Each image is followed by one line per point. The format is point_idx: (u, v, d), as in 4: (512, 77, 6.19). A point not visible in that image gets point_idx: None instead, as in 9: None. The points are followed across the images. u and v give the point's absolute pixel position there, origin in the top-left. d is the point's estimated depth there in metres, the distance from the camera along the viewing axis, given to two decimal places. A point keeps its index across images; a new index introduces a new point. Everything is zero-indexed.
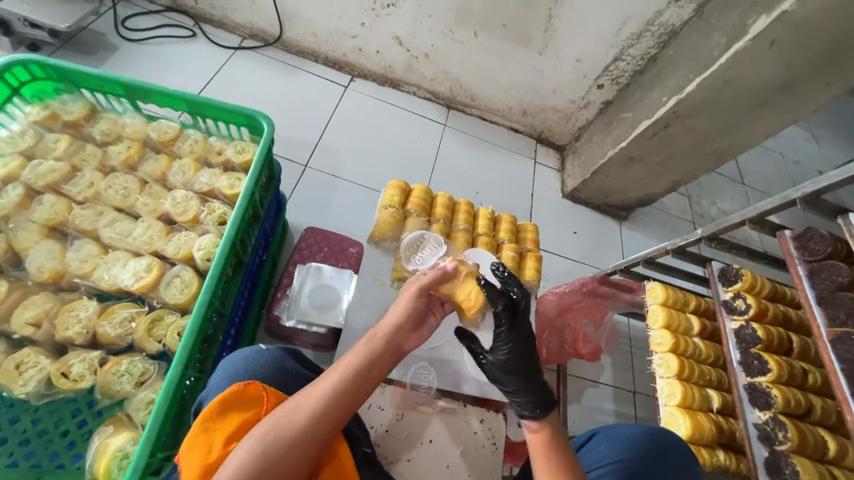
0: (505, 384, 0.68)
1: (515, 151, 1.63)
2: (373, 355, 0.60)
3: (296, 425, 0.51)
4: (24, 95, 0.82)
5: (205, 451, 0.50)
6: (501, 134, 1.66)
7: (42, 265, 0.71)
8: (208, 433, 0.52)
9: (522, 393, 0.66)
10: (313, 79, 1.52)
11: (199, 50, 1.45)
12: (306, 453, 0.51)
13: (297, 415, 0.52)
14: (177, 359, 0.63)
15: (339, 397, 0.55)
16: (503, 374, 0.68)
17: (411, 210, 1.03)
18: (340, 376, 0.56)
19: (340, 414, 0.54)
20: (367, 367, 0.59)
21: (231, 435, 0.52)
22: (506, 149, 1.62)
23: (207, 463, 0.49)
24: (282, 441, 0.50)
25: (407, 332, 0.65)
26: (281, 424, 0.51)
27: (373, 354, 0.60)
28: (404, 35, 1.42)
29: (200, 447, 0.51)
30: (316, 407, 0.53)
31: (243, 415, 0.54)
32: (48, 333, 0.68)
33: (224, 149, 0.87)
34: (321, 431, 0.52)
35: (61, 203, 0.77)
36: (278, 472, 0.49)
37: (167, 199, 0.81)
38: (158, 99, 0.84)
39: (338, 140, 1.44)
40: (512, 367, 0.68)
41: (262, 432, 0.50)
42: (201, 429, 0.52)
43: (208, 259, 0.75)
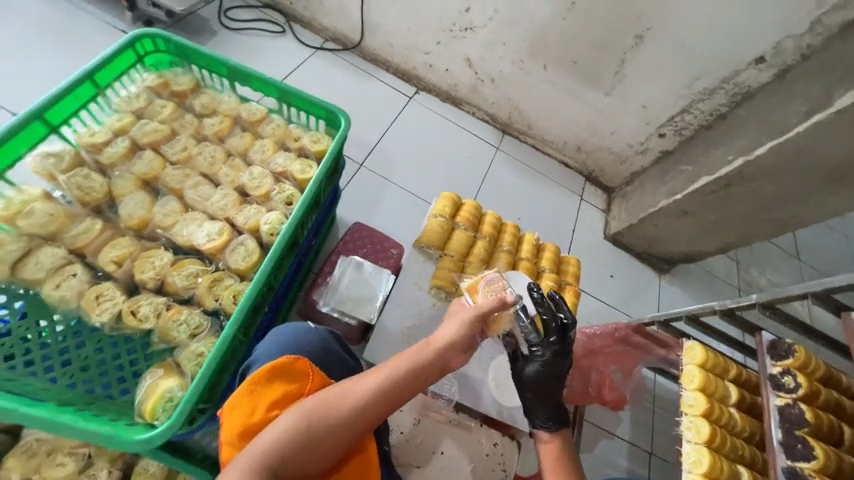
0: (529, 398, 0.68)
1: (562, 186, 1.63)
2: (420, 364, 0.58)
3: (339, 412, 0.52)
4: (145, 63, 0.93)
5: (248, 412, 0.53)
6: (551, 166, 1.66)
7: (132, 212, 0.78)
8: (254, 396, 0.54)
9: (545, 410, 0.66)
10: (382, 87, 1.60)
11: (286, 45, 1.57)
12: (345, 438, 0.53)
13: (342, 403, 0.53)
14: (233, 320, 0.68)
15: (382, 396, 0.55)
16: (530, 388, 0.68)
17: (459, 223, 1.05)
18: (390, 374, 0.56)
19: (378, 413, 0.55)
20: (412, 374, 0.57)
21: (275, 401, 0.54)
22: (554, 182, 1.63)
23: (247, 424, 0.53)
24: (325, 423, 0.52)
25: (458, 351, 0.62)
26: (324, 408, 0.52)
27: (422, 362, 0.59)
28: (475, 57, 1.49)
29: (244, 406, 0.54)
30: (364, 398, 0.54)
31: (288, 386, 0.56)
32: (124, 273, 0.74)
33: (301, 136, 0.94)
34: (360, 424, 0.53)
35: (158, 161, 0.84)
36: (315, 450, 0.51)
37: (246, 174, 0.87)
38: (254, 83, 0.93)
39: (395, 146, 1.50)
40: (541, 384, 0.68)
41: (311, 407, 0.52)
42: (248, 390, 0.54)
43: (272, 235, 0.80)
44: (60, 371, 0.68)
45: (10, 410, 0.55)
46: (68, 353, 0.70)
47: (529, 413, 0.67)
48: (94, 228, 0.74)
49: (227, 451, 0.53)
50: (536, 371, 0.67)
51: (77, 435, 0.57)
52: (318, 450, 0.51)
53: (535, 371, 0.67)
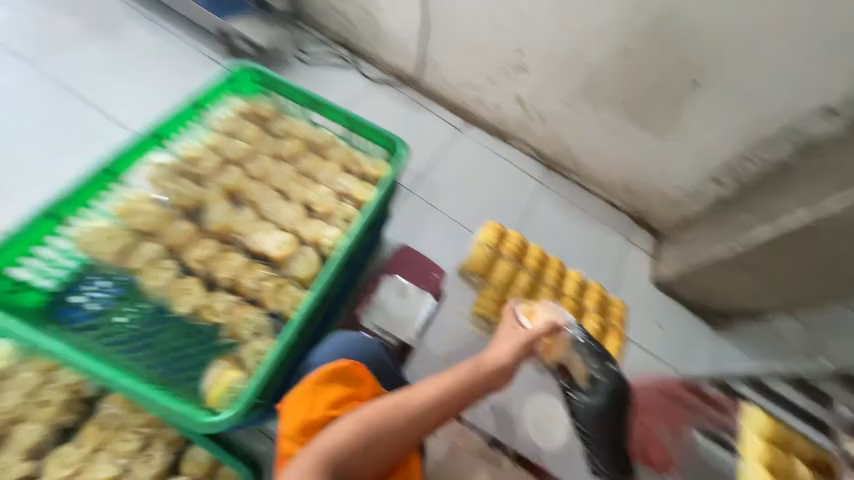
0: (591, 433, 0.77)
1: (608, 226, 1.61)
2: (471, 383, 0.62)
3: (398, 420, 0.56)
4: (238, 89, 1.05)
5: (310, 410, 0.58)
6: (597, 205, 1.65)
7: (217, 219, 0.87)
8: (316, 394, 0.59)
9: (608, 451, 0.75)
10: (434, 119, 1.70)
11: (350, 78, 1.68)
12: (397, 446, 0.56)
13: (401, 412, 0.57)
14: (293, 323, 0.75)
15: (435, 409, 0.59)
16: (590, 423, 0.76)
17: (504, 253, 1.07)
18: (439, 390, 0.59)
19: (431, 424, 0.58)
20: (464, 392, 0.62)
21: (334, 401, 0.59)
22: (599, 222, 1.61)
23: (309, 420, 0.57)
24: (385, 429, 0.55)
25: (504, 374, 0.67)
26: (385, 414, 0.56)
27: (472, 380, 0.63)
28: (527, 96, 1.55)
29: (305, 404, 0.58)
30: (415, 410, 0.57)
31: (346, 388, 0.61)
32: (204, 272, 0.83)
33: (363, 161, 1.03)
34: (415, 433, 0.57)
35: (241, 175, 0.94)
36: (373, 453, 0.54)
37: (313, 192, 0.96)
38: (328, 113, 1.04)
39: (442, 176, 1.57)
40: (600, 420, 0.75)
41: (369, 413, 0.55)
42: (311, 388, 0.59)
43: (331, 247, 0.89)
44: (141, 353, 0.76)
45: (113, 378, 0.66)
46: (149, 338, 0.78)
47: (594, 453, 0.78)
48: (185, 230, 0.84)
49: (286, 445, 0.56)
50: (598, 404, 0.74)
51: (158, 407, 0.66)
52: (374, 455, 0.55)
53: (591, 405, 0.75)
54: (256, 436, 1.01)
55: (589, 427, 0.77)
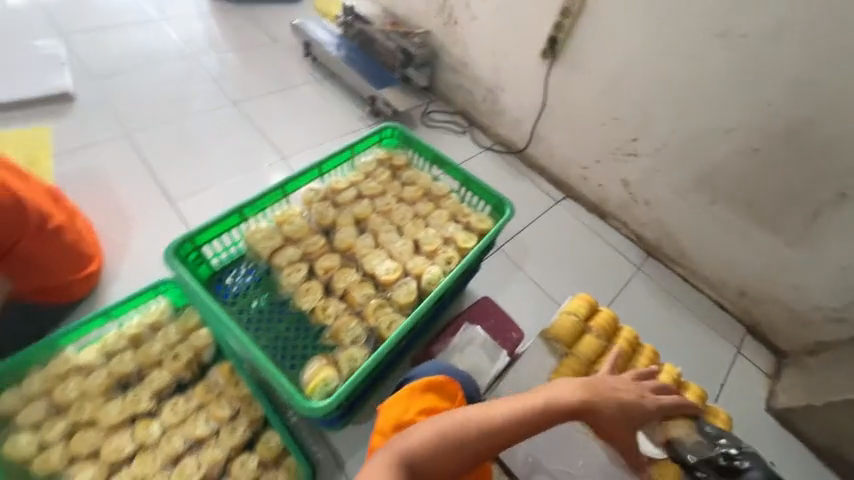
0: None
1: (714, 330, 1.46)
2: (531, 410, 0.69)
3: (465, 429, 0.65)
4: (382, 142, 1.29)
5: (403, 409, 0.74)
6: (702, 304, 1.52)
7: (344, 239, 1.04)
8: (410, 398, 0.75)
9: None
10: (534, 188, 1.79)
11: (463, 143, 1.90)
12: (463, 457, 0.64)
13: (467, 423, 0.66)
14: (390, 341, 0.84)
15: (498, 427, 0.66)
16: None
17: (592, 328, 1.04)
18: (500, 412, 0.68)
19: (494, 439, 0.66)
20: (524, 416, 0.69)
21: (425, 407, 0.74)
22: (703, 323, 1.47)
23: (399, 419, 0.72)
24: (455, 435, 0.64)
25: (563, 411, 0.72)
26: (455, 423, 0.65)
27: (532, 409, 0.69)
28: (633, 180, 1.56)
29: (401, 404, 0.74)
30: (480, 427, 0.66)
31: (437, 401, 0.76)
32: (325, 278, 0.98)
33: (470, 214, 1.15)
34: (480, 443, 0.65)
35: (370, 207, 1.12)
36: (447, 455, 0.63)
37: (423, 232, 1.10)
38: (450, 169, 1.21)
39: (534, 241, 1.62)
40: None
41: (438, 423, 0.65)
42: (409, 393, 0.76)
43: (431, 282, 0.98)
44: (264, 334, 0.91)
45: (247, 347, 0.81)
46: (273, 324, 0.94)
47: None
48: (319, 243, 1.02)
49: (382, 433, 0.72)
50: None
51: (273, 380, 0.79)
52: (447, 460, 0.63)
53: None
54: (318, 439, 1.09)
55: None
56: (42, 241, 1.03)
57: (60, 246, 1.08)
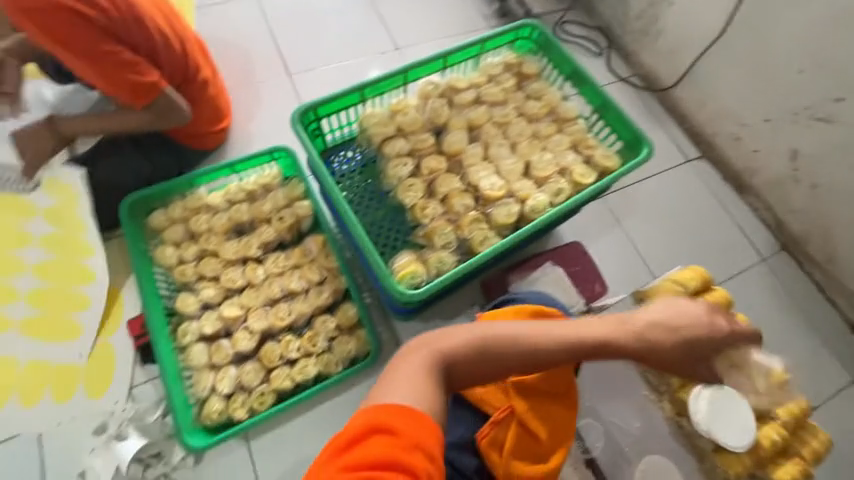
0: None
1: (834, 350, 1.26)
2: (581, 334, 0.65)
3: (514, 338, 0.62)
4: (515, 44, 1.12)
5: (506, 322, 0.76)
6: (830, 319, 1.29)
7: (453, 144, 0.99)
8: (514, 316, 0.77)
9: None
10: (665, 139, 1.50)
11: (595, 67, 1.59)
12: (507, 364, 0.61)
13: (515, 333, 0.62)
14: (482, 256, 0.83)
15: (546, 342, 0.63)
16: None
17: (698, 304, 0.94)
18: (549, 328, 0.64)
19: (540, 350, 0.62)
20: (572, 338, 0.65)
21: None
22: (823, 340, 1.26)
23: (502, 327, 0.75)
24: (503, 341, 0.61)
25: (613, 342, 0.67)
26: (503, 331, 0.62)
27: (582, 333, 0.65)
28: (809, 153, 1.22)
29: (504, 318, 0.77)
30: (528, 340, 0.62)
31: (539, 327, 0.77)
32: (428, 179, 0.97)
33: (595, 147, 1.01)
34: (524, 352, 0.61)
35: (486, 115, 1.03)
36: (491, 359, 0.60)
37: (537, 155, 1.00)
38: (587, 89, 1.04)
39: (646, 200, 1.41)
40: None
41: (482, 333, 0.61)
42: (514, 310, 0.77)
43: (534, 210, 0.92)
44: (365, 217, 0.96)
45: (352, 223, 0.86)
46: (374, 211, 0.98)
47: None
48: (428, 142, 0.98)
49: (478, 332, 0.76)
50: None
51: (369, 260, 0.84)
52: (492, 364, 0.60)
53: None
54: (385, 323, 1.19)
55: None
56: (196, 89, 1.19)
57: (206, 98, 1.22)
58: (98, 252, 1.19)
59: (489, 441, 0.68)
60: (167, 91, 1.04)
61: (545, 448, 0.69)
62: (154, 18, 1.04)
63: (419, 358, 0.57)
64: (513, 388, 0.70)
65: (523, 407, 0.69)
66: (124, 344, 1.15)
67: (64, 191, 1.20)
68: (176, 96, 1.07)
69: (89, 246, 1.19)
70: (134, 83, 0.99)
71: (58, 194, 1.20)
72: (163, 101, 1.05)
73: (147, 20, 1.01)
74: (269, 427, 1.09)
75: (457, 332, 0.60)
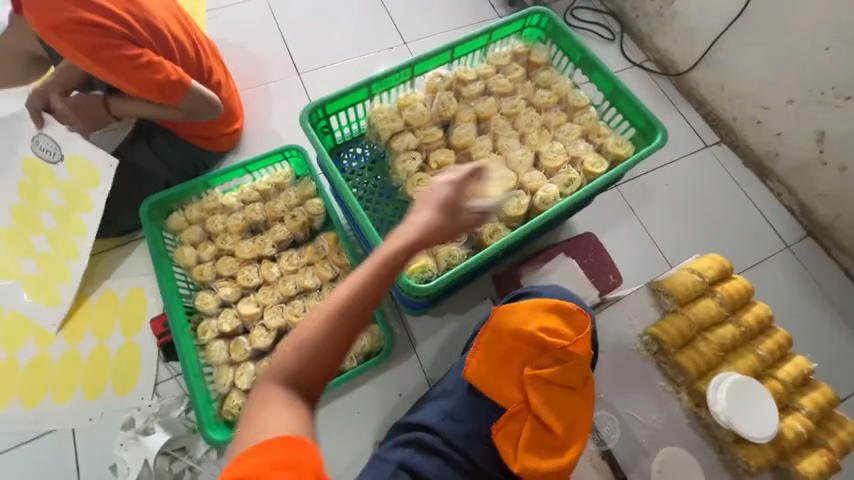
0: None
1: None
2: (362, 281, 0.58)
3: (313, 332, 0.55)
4: (522, 33, 1.10)
5: (522, 320, 0.74)
6: None
7: (461, 136, 0.98)
8: (531, 313, 0.75)
9: None
10: (682, 125, 1.46)
11: (607, 54, 1.56)
12: (327, 351, 0.56)
13: (310, 329, 0.55)
14: (493, 248, 0.83)
15: (338, 312, 0.56)
16: None
17: (716, 293, 0.91)
18: (335, 298, 0.56)
19: (342, 321, 0.56)
20: (359, 291, 0.57)
21: (545, 326, 0.73)
22: (850, 326, 1.22)
23: (518, 325, 0.73)
24: (311, 342, 0.55)
25: (392, 261, 0.60)
26: (303, 334, 0.56)
27: (364, 279, 0.58)
28: (836, 134, 1.16)
29: (520, 314, 0.75)
30: (325, 323, 0.56)
31: (557, 324, 0.74)
32: (437, 172, 0.97)
33: (607, 135, 0.99)
34: (331, 335, 0.56)
35: (495, 106, 1.02)
36: (311, 362, 0.55)
37: (547, 145, 0.98)
38: (597, 77, 1.02)
39: (662, 187, 1.38)
40: None
41: (289, 347, 0.56)
42: (531, 306, 0.75)
43: (545, 201, 0.91)
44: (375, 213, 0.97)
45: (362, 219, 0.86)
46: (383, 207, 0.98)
47: None
48: (436, 135, 0.98)
49: (491, 331, 0.75)
50: None
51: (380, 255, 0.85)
52: (314, 362, 0.55)
53: None
54: (397, 318, 1.21)
55: None
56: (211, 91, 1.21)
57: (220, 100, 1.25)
58: (89, 236, 1.19)
59: (503, 435, 0.69)
60: (193, 87, 1.06)
61: (560, 442, 0.68)
62: (168, 23, 1.05)
63: (262, 400, 0.52)
64: (529, 383, 0.70)
65: (538, 402, 0.69)
66: (148, 342, 1.20)
67: (91, 174, 1.15)
68: (202, 89, 1.09)
69: (84, 228, 1.19)
70: (161, 83, 1.01)
71: (80, 172, 1.15)
72: (192, 100, 1.08)
73: (163, 29, 1.04)
74: None
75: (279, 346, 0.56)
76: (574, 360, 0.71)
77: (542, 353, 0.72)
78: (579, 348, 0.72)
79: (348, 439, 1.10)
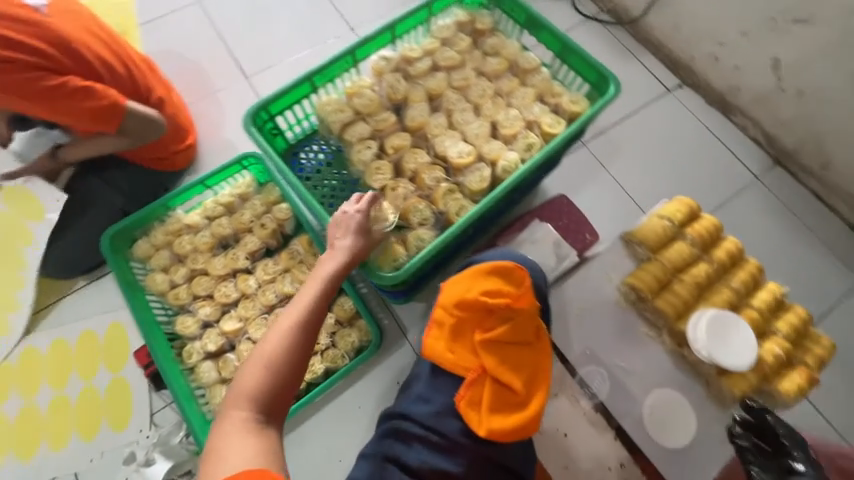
0: (782, 440, 0.75)
1: (835, 255, 1.25)
2: (307, 307, 0.72)
3: (274, 357, 0.67)
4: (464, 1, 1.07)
5: (466, 288, 0.76)
6: (828, 225, 1.27)
7: (415, 117, 0.96)
8: (474, 279, 0.77)
9: (764, 439, 0.77)
10: (641, 73, 1.45)
11: (559, 11, 1.53)
12: (289, 369, 0.68)
13: (272, 355, 0.67)
14: (458, 225, 0.82)
15: (291, 336, 0.69)
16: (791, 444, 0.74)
17: (687, 235, 0.92)
18: (289, 326, 0.69)
19: (298, 343, 0.69)
20: (305, 317, 0.71)
21: (489, 289, 0.75)
22: (822, 245, 1.25)
23: (463, 294, 0.75)
24: (274, 364, 0.67)
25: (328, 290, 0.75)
26: (266, 361, 0.67)
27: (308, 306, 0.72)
28: (788, 60, 1.16)
29: (464, 283, 0.77)
30: (283, 348, 0.68)
31: (498, 284, 0.76)
32: (395, 158, 0.95)
33: (562, 94, 0.98)
34: (289, 358, 0.68)
35: (445, 81, 0.99)
36: (277, 381, 0.67)
37: (503, 113, 0.97)
38: (544, 36, 1.00)
39: (627, 139, 1.37)
40: (780, 451, 0.74)
41: (254, 374, 0.66)
42: (472, 274, 0.77)
43: (507, 170, 0.90)
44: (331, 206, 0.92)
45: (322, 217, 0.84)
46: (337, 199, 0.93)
47: (779, 436, 0.75)
48: (389, 120, 0.95)
49: (442, 305, 0.77)
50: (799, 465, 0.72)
51: None
52: (279, 381, 0.67)
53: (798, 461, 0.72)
54: (385, 309, 1.21)
55: (793, 444, 0.74)
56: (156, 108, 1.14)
57: (168, 116, 1.18)
58: (31, 268, 1.21)
59: (466, 402, 0.71)
60: (128, 108, 1.01)
61: (521, 397, 0.72)
62: (90, 45, 0.99)
63: (225, 430, 0.62)
64: (481, 347, 0.73)
65: (493, 364, 0.72)
66: (136, 376, 1.17)
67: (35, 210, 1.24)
68: (141, 109, 1.04)
69: (26, 262, 1.22)
70: (92, 109, 0.97)
71: (16, 202, 1.26)
72: (133, 120, 1.03)
73: (85, 53, 0.97)
74: (293, 426, 1.12)
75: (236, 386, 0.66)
76: (519, 316, 0.74)
77: (490, 316, 0.75)
78: (523, 304, 0.75)
79: (354, 434, 1.12)
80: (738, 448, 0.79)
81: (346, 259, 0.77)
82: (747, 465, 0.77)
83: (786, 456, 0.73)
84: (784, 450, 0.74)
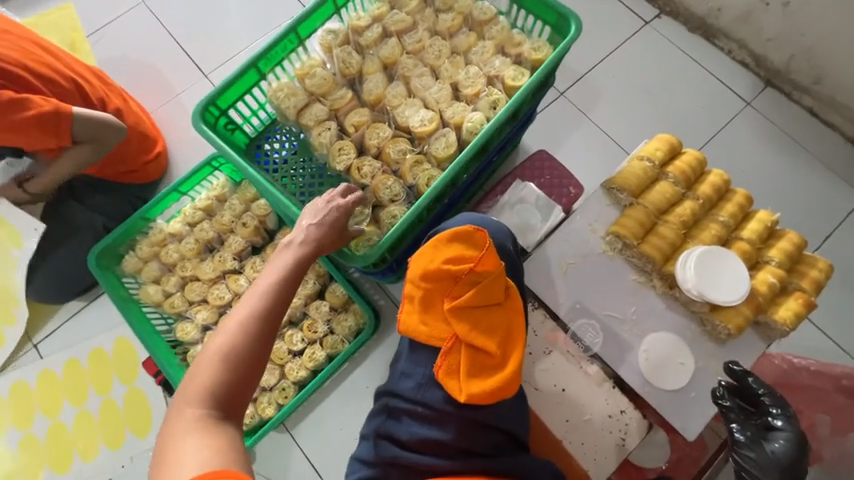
0: (761, 401, 0.83)
1: (834, 171, 1.19)
2: (266, 297, 0.67)
3: (232, 349, 0.63)
4: None
5: (429, 259, 0.75)
6: (826, 141, 1.21)
7: (372, 89, 0.92)
8: (435, 249, 0.75)
9: (744, 401, 0.83)
10: (615, 6, 1.35)
11: None
12: (246, 361, 0.64)
13: (228, 346, 0.63)
14: (426, 196, 0.80)
15: (251, 328, 0.65)
16: (769, 403, 0.83)
17: (669, 173, 0.88)
18: (245, 316, 0.65)
19: (257, 334, 0.65)
20: (264, 307, 0.67)
21: (451, 256, 0.74)
22: (821, 163, 1.20)
23: (426, 266, 0.74)
24: (231, 357, 0.63)
25: (289, 280, 0.71)
26: (221, 353, 0.63)
27: (267, 296, 0.68)
28: None
29: (427, 254, 0.76)
30: (240, 340, 0.64)
31: (461, 250, 0.75)
32: (357, 136, 0.91)
33: (523, 42, 0.92)
34: (248, 350, 0.64)
35: (399, 46, 0.94)
36: (234, 375, 0.63)
37: (463, 72, 0.92)
38: None
39: (606, 80, 1.30)
40: (755, 408, 0.83)
41: (207, 368, 0.62)
42: (433, 244, 0.76)
43: (472, 132, 0.86)
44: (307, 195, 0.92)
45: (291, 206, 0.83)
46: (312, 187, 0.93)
47: (763, 400, 0.83)
48: (346, 97, 0.91)
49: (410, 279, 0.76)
50: (775, 422, 0.82)
51: None
52: (237, 374, 0.63)
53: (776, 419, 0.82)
54: (379, 291, 1.21)
55: (773, 405, 0.83)
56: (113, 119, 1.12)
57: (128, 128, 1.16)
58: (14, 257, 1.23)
59: (445, 372, 0.71)
60: (78, 116, 0.98)
61: (498, 360, 0.73)
62: (23, 62, 0.95)
63: (182, 429, 0.58)
64: (451, 315, 0.73)
65: (465, 330, 0.72)
66: (149, 384, 1.21)
67: None
68: (91, 113, 1.00)
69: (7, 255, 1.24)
70: (43, 125, 0.94)
71: None
72: (84, 126, 0.99)
73: (19, 71, 0.93)
74: (306, 411, 1.16)
75: (191, 380, 0.62)
76: (486, 278, 0.73)
77: (457, 283, 0.74)
78: (488, 266, 0.73)
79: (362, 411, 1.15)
80: (724, 410, 0.82)
81: (311, 246, 0.74)
82: (730, 423, 0.83)
83: (765, 414, 0.83)
84: (763, 408, 0.83)
